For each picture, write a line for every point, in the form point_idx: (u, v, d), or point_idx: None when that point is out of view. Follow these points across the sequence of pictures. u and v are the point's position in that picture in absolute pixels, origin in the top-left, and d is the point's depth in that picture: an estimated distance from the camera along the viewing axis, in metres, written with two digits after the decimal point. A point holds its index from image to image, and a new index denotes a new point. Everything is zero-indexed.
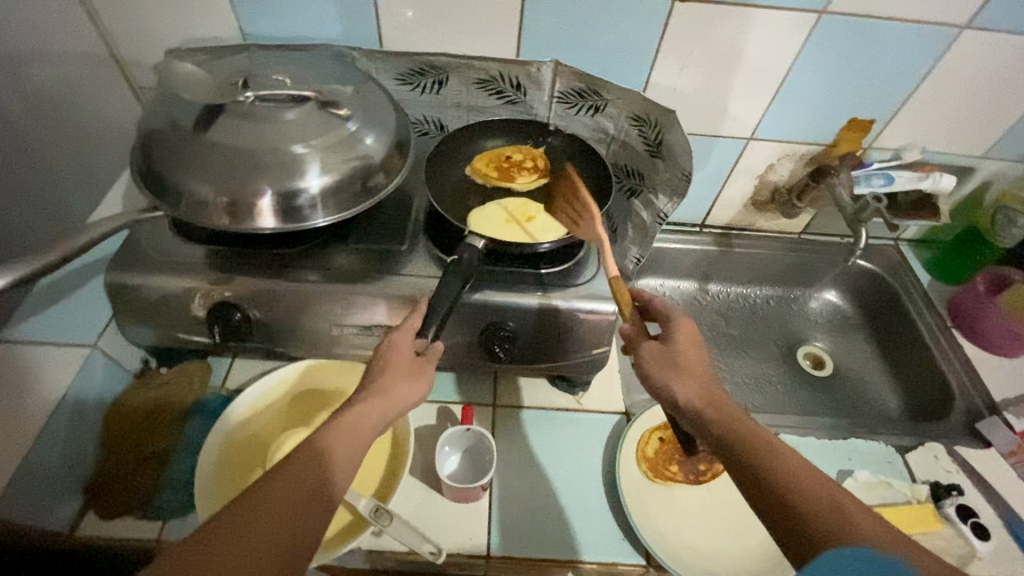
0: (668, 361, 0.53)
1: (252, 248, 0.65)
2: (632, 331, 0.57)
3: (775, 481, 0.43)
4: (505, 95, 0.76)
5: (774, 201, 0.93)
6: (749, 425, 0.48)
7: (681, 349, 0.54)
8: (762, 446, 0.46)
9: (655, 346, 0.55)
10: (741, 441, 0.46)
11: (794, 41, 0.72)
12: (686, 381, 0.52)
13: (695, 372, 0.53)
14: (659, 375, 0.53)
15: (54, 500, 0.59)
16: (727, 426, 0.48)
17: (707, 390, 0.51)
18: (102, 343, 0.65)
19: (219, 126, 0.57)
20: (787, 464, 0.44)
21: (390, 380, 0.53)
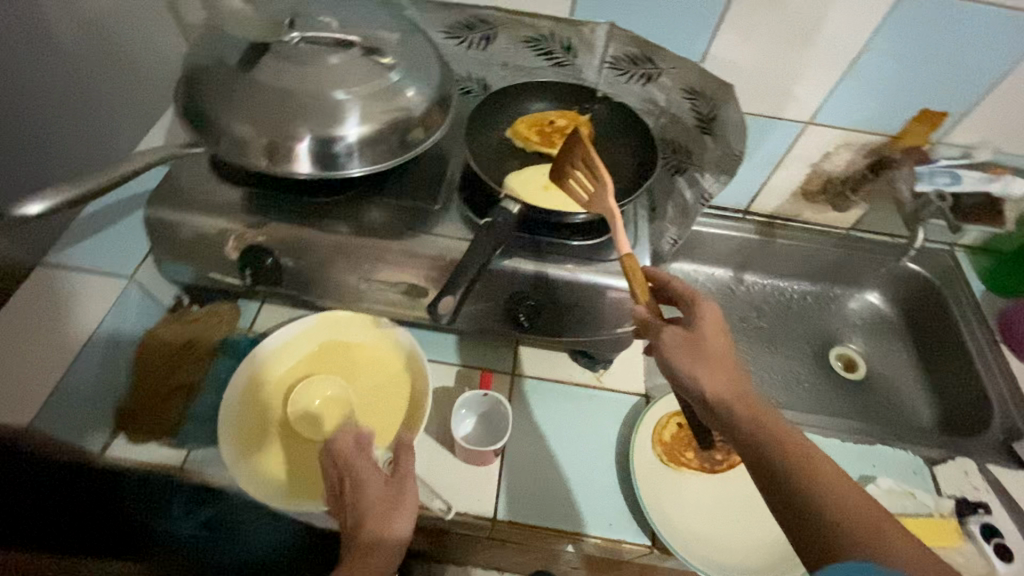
0: (696, 349, 0.49)
1: (287, 194, 0.65)
2: (651, 317, 0.52)
3: (806, 497, 0.41)
4: (554, 57, 0.73)
5: (825, 192, 0.88)
6: (780, 431, 0.45)
7: (704, 336, 0.51)
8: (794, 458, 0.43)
9: (680, 334, 0.50)
10: (774, 449, 0.44)
11: (870, 18, 0.67)
12: (713, 376, 0.48)
13: (721, 364, 0.49)
14: (683, 365, 0.49)
15: (87, 421, 0.62)
16: (764, 436, 0.44)
17: (735, 384, 0.48)
18: (138, 276, 0.68)
19: (263, 65, 0.56)
20: (831, 492, 0.41)
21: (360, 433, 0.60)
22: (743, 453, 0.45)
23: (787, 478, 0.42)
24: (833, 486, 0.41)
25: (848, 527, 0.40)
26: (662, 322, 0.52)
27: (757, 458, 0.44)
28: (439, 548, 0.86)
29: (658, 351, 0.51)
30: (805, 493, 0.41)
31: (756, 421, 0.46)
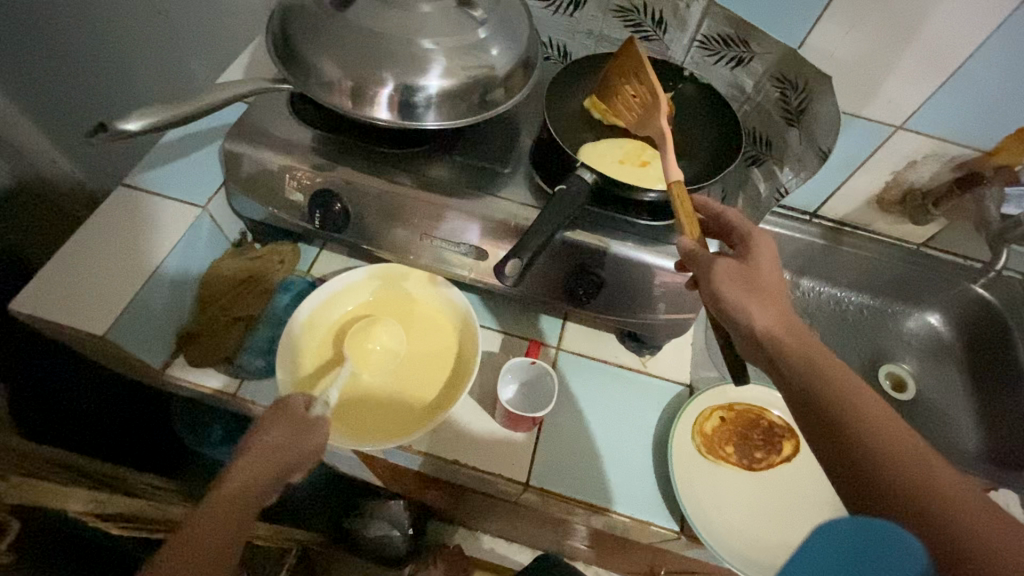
0: (746, 279, 0.48)
1: (359, 141, 0.65)
2: (700, 248, 0.50)
3: (846, 431, 0.39)
4: (642, 30, 0.71)
5: (902, 203, 0.85)
6: (827, 362, 0.43)
7: (758, 271, 0.49)
8: (843, 395, 0.40)
9: (732, 264, 0.49)
10: (822, 384, 0.41)
11: (988, 20, 0.62)
12: (765, 309, 0.46)
13: (773, 297, 0.48)
14: (732, 295, 0.47)
15: (152, 338, 0.65)
16: (807, 361, 0.43)
17: (788, 319, 0.46)
18: (210, 207, 0.69)
19: (357, 7, 0.56)
20: (867, 421, 0.39)
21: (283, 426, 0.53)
22: (789, 388, 0.43)
23: (833, 414, 0.40)
24: (884, 423, 0.38)
25: (891, 462, 0.36)
26: (713, 253, 0.50)
27: (799, 391, 0.42)
28: (461, 508, 0.88)
29: (706, 282, 0.49)
30: (848, 427, 0.39)
31: (804, 357, 0.43)
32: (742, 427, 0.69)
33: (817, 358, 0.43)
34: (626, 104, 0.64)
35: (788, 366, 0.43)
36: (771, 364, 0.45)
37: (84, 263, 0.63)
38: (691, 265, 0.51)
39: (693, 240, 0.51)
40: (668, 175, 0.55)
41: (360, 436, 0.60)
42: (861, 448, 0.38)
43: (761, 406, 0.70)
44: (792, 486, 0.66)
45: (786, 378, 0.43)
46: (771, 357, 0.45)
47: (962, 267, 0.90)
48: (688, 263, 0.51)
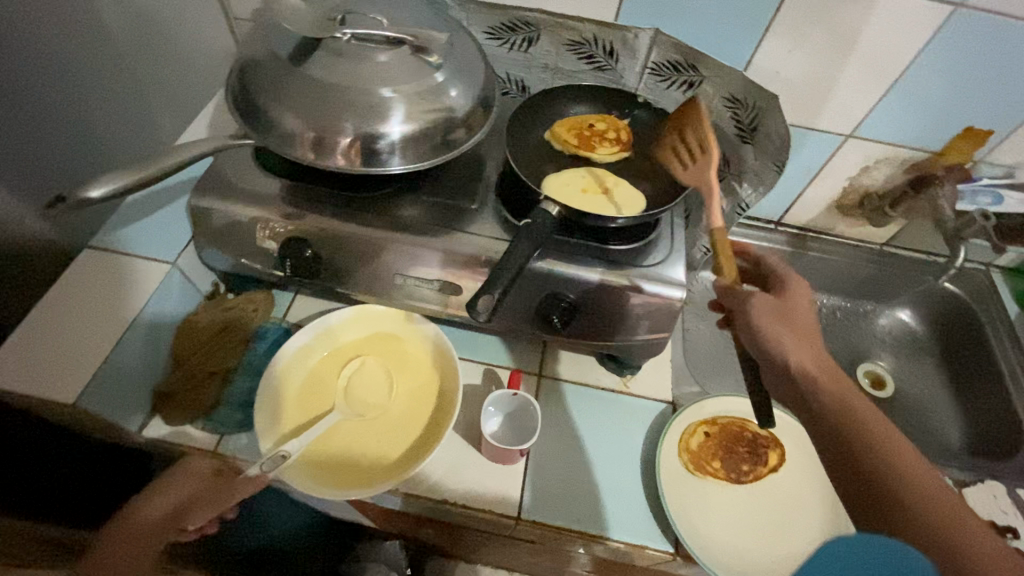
0: (777, 317, 0.54)
1: (325, 187, 0.66)
2: (736, 288, 0.56)
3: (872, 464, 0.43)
4: (595, 61, 0.74)
5: (862, 206, 0.88)
6: (859, 404, 0.47)
7: (793, 312, 0.55)
8: (874, 433, 0.45)
9: (767, 306, 0.55)
10: (852, 419, 0.46)
11: (920, 32, 0.66)
12: (799, 346, 0.52)
13: (806, 337, 0.53)
14: (766, 329, 0.53)
15: (127, 402, 0.63)
16: (833, 393, 0.48)
17: (822, 358, 0.51)
18: (180, 262, 0.68)
19: (313, 61, 0.57)
20: (893, 463, 0.43)
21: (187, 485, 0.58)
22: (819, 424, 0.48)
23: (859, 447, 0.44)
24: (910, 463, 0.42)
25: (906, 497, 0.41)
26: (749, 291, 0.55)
27: (832, 424, 0.47)
28: (457, 544, 0.87)
29: (742, 317, 0.55)
30: (874, 461, 0.43)
31: (837, 396, 0.48)
32: (727, 440, 0.69)
33: (852, 400, 0.47)
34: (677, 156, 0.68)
35: (824, 408, 0.48)
36: (802, 399, 0.50)
37: (46, 332, 0.61)
38: (727, 302, 0.57)
39: (729, 281, 0.55)
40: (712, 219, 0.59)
41: (340, 482, 0.59)
42: (889, 488, 0.42)
43: (743, 418, 0.71)
44: (781, 495, 0.66)
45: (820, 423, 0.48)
46: (802, 390, 0.50)
47: (926, 263, 0.92)
48: (725, 300, 0.57)
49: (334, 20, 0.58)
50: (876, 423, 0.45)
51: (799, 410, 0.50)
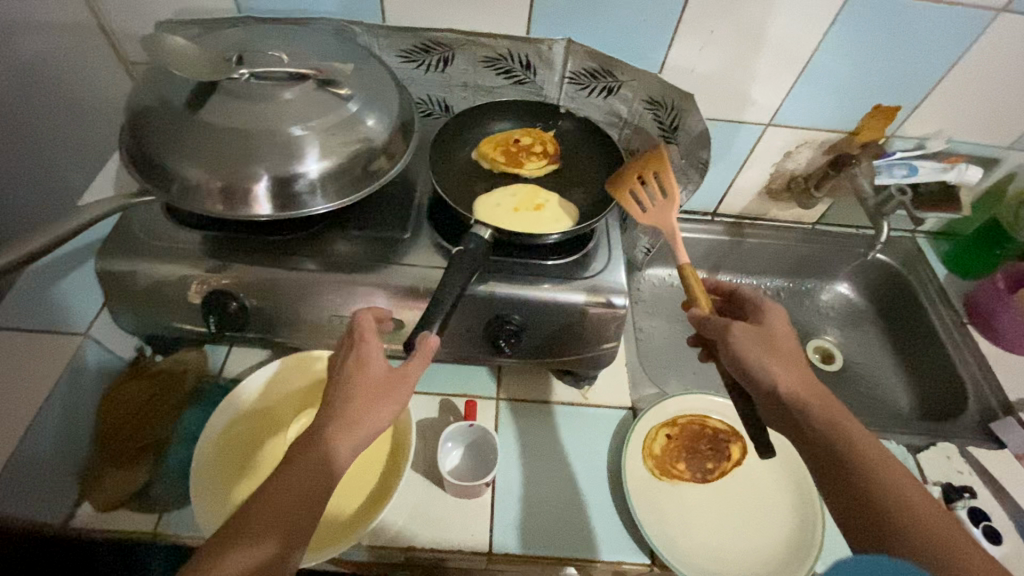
0: (762, 342, 0.51)
1: (245, 235, 0.62)
2: (713, 316, 0.53)
3: (878, 500, 0.44)
4: (514, 75, 0.73)
5: (790, 189, 0.90)
6: (856, 432, 0.47)
7: (773, 335, 0.53)
8: (869, 463, 0.45)
9: (747, 329, 0.52)
10: (851, 454, 0.46)
11: (821, 20, 0.68)
12: (784, 368, 0.50)
13: (792, 360, 0.51)
14: (750, 357, 0.50)
15: (49, 494, 0.58)
16: (830, 420, 0.47)
17: (809, 381, 0.50)
18: (93, 331, 0.65)
19: (212, 105, 0.53)
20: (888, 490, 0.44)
21: (359, 411, 0.47)
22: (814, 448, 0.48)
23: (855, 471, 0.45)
24: (913, 500, 0.43)
25: (919, 534, 0.42)
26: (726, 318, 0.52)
27: (829, 452, 0.47)
28: None
29: (722, 345, 0.52)
30: (872, 493, 0.44)
31: (831, 420, 0.48)
32: (690, 439, 0.69)
33: (845, 425, 0.47)
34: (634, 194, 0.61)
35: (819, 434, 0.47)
36: (797, 425, 0.49)
37: None
38: (704, 332, 0.53)
39: (705, 311, 0.53)
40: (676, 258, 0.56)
41: None
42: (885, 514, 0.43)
43: (702, 414, 0.71)
44: (747, 486, 0.67)
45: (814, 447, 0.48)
46: (797, 419, 0.49)
47: (857, 237, 0.96)
48: (701, 330, 0.53)
49: (230, 60, 0.55)
50: (873, 454, 0.46)
51: (799, 437, 0.49)
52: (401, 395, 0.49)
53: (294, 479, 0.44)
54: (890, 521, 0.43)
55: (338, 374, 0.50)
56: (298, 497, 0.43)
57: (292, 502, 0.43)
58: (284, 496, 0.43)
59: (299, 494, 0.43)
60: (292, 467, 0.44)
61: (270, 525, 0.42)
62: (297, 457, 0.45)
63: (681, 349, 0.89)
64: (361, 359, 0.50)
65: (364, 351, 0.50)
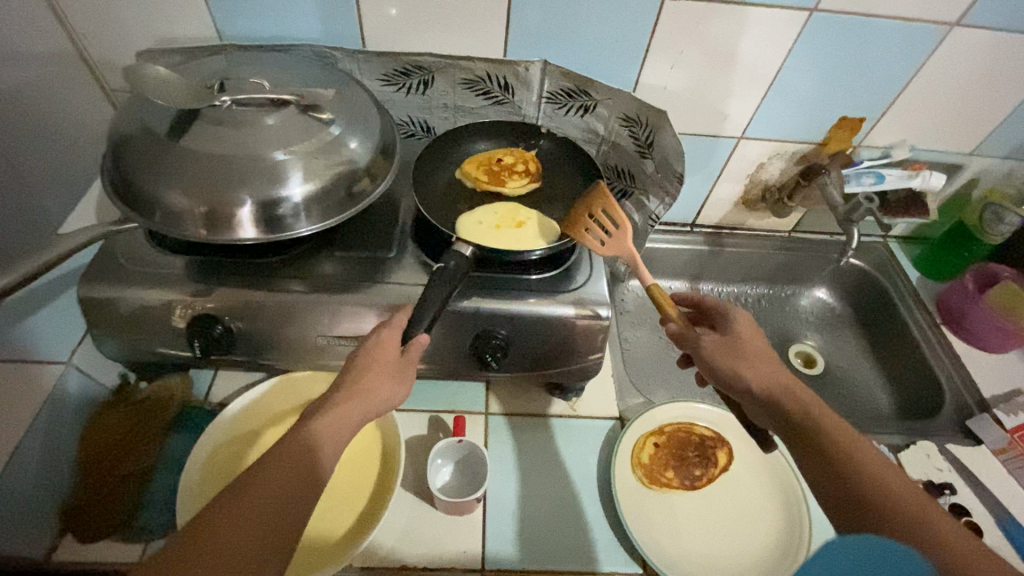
0: (732, 348, 0.54)
1: (229, 258, 0.62)
2: (686, 329, 0.56)
3: (854, 482, 0.44)
4: (493, 96, 0.75)
5: (765, 200, 0.93)
6: (828, 419, 0.48)
7: (740, 339, 0.55)
8: (845, 446, 0.46)
9: (716, 338, 0.55)
10: (824, 442, 0.47)
11: (785, 38, 0.71)
12: (756, 369, 0.52)
13: (761, 359, 0.53)
14: (721, 362, 0.53)
15: (31, 527, 0.57)
16: (803, 409, 0.49)
17: (778, 375, 0.52)
18: (76, 359, 0.63)
19: (195, 132, 0.54)
20: (865, 470, 0.45)
21: (370, 382, 0.50)
22: (790, 437, 0.49)
23: (832, 451, 0.46)
24: (885, 475, 0.44)
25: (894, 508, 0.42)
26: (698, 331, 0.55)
27: (805, 436, 0.48)
28: None
29: (698, 358, 0.55)
30: (847, 473, 0.45)
31: (804, 407, 0.49)
32: (678, 446, 0.70)
33: (817, 412, 0.49)
34: (590, 229, 0.61)
35: (794, 419, 0.49)
36: (775, 416, 0.51)
37: None
38: (682, 345, 0.56)
39: (678, 325, 0.56)
40: (643, 279, 0.59)
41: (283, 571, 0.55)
42: (862, 492, 0.44)
43: (689, 421, 0.72)
44: (734, 491, 0.68)
45: (791, 433, 0.49)
46: (774, 408, 0.51)
47: (832, 243, 0.99)
48: (680, 344, 0.56)
49: (212, 89, 0.56)
50: (840, 439, 0.47)
51: (781, 433, 0.50)
52: (409, 378, 0.52)
53: (272, 485, 0.42)
54: (870, 504, 0.43)
55: (357, 351, 0.52)
56: (282, 501, 0.42)
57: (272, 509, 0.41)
58: (264, 503, 0.41)
59: (282, 497, 0.42)
60: (269, 466, 0.43)
61: (250, 541, 0.39)
62: (262, 469, 0.42)
63: (667, 358, 0.90)
64: (381, 338, 0.52)
65: (384, 332, 0.53)
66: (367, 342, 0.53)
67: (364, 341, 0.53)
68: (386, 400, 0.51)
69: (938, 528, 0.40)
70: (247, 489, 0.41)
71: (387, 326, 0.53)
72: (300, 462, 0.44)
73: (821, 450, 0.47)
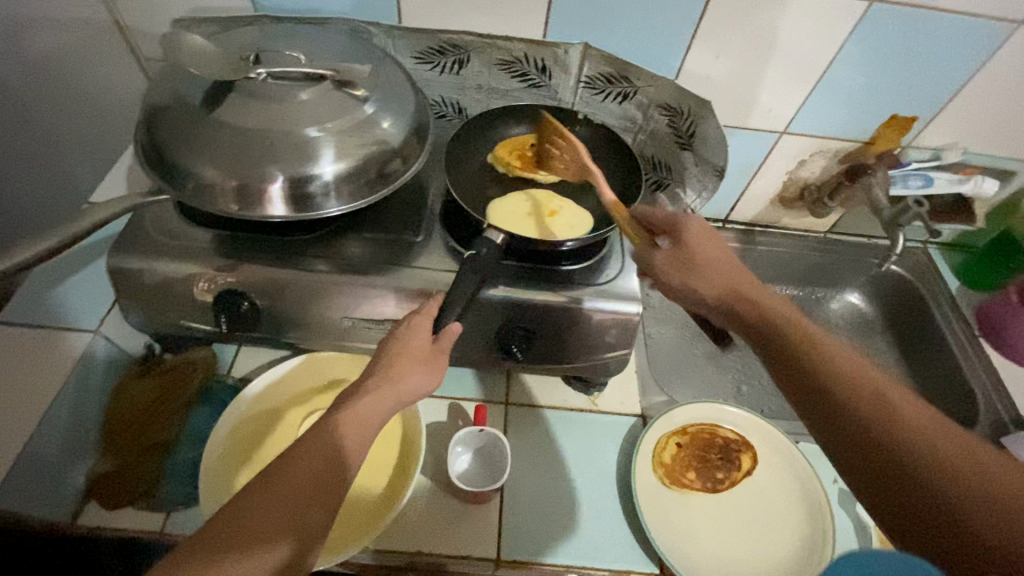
0: (684, 263, 0.53)
1: (257, 234, 0.62)
2: (645, 247, 0.55)
3: (886, 440, 0.38)
4: (529, 79, 0.73)
5: (802, 198, 0.90)
6: (841, 365, 0.42)
7: (698, 253, 0.53)
8: (865, 394, 0.40)
9: (670, 252, 0.54)
10: (842, 392, 0.41)
11: (840, 29, 0.67)
12: (710, 280, 0.51)
13: (711, 270, 0.52)
14: (680, 280, 0.53)
15: (55, 494, 0.57)
16: (815, 358, 0.43)
17: (736, 293, 0.50)
18: (104, 328, 0.64)
19: (228, 104, 0.53)
20: (892, 424, 0.39)
21: (400, 371, 0.49)
22: (799, 394, 0.43)
23: (851, 407, 0.40)
24: (915, 421, 0.38)
25: (935, 464, 0.36)
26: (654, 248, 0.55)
27: (821, 392, 0.42)
28: None
29: (654, 277, 0.55)
30: (872, 431, 0.39)
31: (812, 354, 0.44)
32: (701, 448, 0.69)
33: (829, 355, 0.43)
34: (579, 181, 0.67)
35: (805, 372, 0.43)
36: (782, 371, 0.45)
37: None
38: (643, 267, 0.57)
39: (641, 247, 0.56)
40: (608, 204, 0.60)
41: None
42: (897, 455, 0.38)
43: (713, 423, 0.71)
44: (757, 497, 0.66)
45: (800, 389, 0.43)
46: (782, 359, 0.45)
47: (868, 247, 0.95)
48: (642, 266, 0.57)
49: (246, 60, 0.55)
50: (849, 380, 0.42)
51: (785, 388, 0.45)
52: (440, 368, 0.51)
53: (300, 472, 0.41)
54: (904, 466, 0.37)
55: (385, 339, 0.52)
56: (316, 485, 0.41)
57: (301, 497, 0.41)
58: (297, 489, 0.41)
59: (315, 483, 0.41)
60: (297, 451, 0.43)
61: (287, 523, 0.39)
62: (295, 455, 0.42)
63: (690, 357, 0.88)
64: (410, 325, 0.52)
65: (414, 319, 0.52)
66: (398, 331, 0.52)
67: (394, 331, 0.52)
68: (417, 389, 0.50)
69: (980, 484, 0.35)
70: (281, 474, 0.41)
71: (417, 314, 0.53)
72: (335, 449, 0.43)
73: (838, 404, 0.41)
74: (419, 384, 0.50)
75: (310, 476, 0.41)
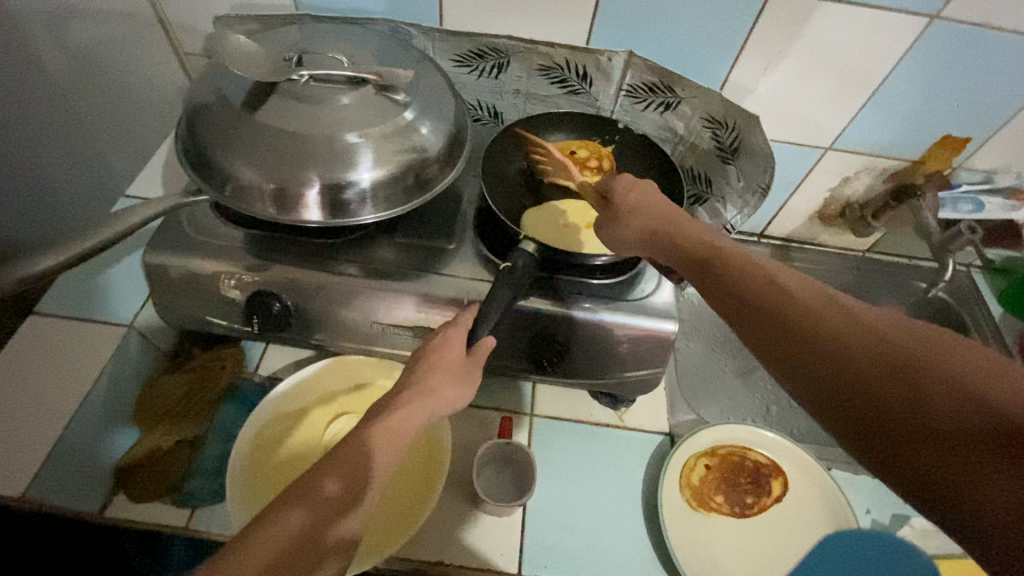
0: (612, 217, 0.54)
1: (291, 235, 0.62)
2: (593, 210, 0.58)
3: (872, 376, 0.33)
4: (569, 85, 0.72)
5: (843, 216, 0.87)
6: (809, 299, 0.37)
7: (630, 204, 0.54)
8: (834, 328, 0.35)
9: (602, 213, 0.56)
10: (818, 328, 0.35)
11: (897, 44, 0.65)
12: (641, 227, 0.51)
13: (645, 218, 0.52)
14: (613, 238, 0.54)
15: (84, 485, 0.58)
16: (781, 296, 0.38)
17: (681, 237, 0.48)
18: (137, 323, 0.66)
19: (270, 106, 0.53)
20: (875, 357, 0.33)
21: (435, 384, 0.48)
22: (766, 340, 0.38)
23: (825, 343, 0.35)
24: (898, 347, 0.33)
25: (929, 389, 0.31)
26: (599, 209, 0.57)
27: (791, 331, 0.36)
28: None
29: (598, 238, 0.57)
30: (851, 363, 0.33)
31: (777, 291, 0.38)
32: (730, 471, 0.67)
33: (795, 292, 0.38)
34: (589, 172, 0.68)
35: (772, 314, 0.38)
36: (746, 316, 0.39)
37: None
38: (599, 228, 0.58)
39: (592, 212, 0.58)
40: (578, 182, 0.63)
41: None
42: (881, 389, 0.32)
43: (744, 446, 0.69)
44: (787, 525, 0.64)
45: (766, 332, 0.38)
46: (744, 302, 0.40)
47: (908, 268, 0.92)
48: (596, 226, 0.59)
49: (290, 62, 0.54)
50: (824, 307, 0.36)
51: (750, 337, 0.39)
52: (474, 382, 0.50)
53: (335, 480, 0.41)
54: (892, 397, 0.32)
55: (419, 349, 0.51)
56: (350, 495, 0.41)
57: (336, 503, 0.40)
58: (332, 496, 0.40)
59: (349, 492, 0.41)
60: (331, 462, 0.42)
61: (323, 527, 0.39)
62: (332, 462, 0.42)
63: (718, 374, 0.86)
64: (445, 338, 0.51)
65: (449, 331, 0.51)
66: (430, 343, 0.51)
67: (427, 343, 0.52)
68: (450, 403, 0.49)
69: (984, 403, 0.30)
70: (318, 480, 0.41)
71: (452, 326, 0.52)
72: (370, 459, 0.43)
73: (807, 344, 0.35)
74: (453, 399, 0.49)
75: (345, 483, 0.41)
